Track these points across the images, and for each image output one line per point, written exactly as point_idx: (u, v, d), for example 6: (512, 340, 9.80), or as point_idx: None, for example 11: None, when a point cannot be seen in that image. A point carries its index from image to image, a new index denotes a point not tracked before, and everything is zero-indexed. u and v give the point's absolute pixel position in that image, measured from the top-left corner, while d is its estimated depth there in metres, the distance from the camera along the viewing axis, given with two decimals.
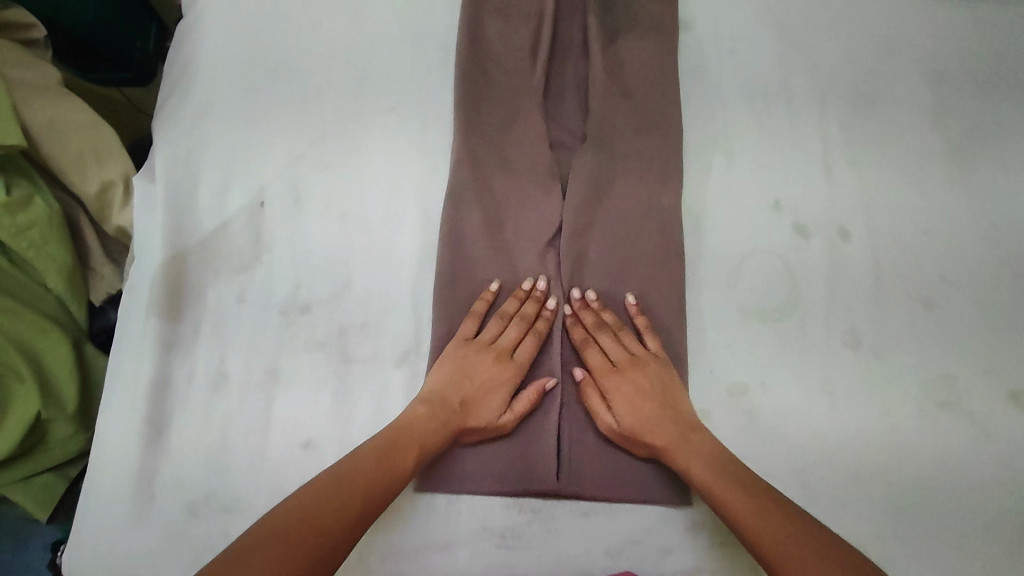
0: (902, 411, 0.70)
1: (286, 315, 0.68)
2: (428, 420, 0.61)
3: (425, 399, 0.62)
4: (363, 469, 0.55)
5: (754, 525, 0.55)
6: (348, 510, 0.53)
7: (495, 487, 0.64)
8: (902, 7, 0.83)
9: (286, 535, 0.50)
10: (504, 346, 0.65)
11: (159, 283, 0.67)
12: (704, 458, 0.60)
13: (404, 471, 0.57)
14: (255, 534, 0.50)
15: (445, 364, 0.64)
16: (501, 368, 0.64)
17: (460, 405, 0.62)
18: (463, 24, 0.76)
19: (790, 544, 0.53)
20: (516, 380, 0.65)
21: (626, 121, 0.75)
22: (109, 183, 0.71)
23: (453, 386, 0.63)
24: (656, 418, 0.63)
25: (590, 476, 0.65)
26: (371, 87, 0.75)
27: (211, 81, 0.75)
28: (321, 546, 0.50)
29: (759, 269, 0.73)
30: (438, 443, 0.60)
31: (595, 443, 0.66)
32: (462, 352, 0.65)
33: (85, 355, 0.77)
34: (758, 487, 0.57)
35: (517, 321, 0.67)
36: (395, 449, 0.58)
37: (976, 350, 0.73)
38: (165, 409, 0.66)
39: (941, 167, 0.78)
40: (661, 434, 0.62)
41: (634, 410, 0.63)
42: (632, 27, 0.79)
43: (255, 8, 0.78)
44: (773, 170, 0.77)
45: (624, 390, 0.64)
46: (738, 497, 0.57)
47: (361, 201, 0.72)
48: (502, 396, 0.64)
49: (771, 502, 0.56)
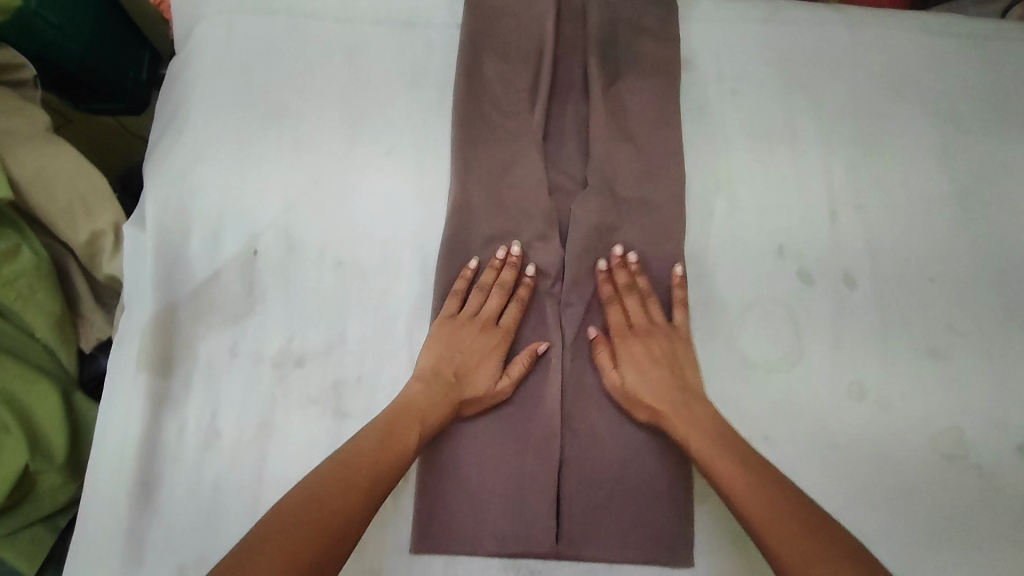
0: (908, 464, 0.69)
1: (279, 368, 0.67)
2: (428, 395, 0.62)
3: (420, 377, 0.64)
4: (365, 447, 0.58)
5: (749, 496, 0.57)
6: (351, 493, 0.54)
7: (498, 459, 0.65)
8: (908, 45, 0.82)
9: (298, 519, 0.52)
10: (487, 315, 0.67)
11: (149, 337, 0.66)
12: (703, 428, 0.62)
13: (406, 449, 0.59)
14: (271, 519, 0.52)
15: (434, 339, 0.66)
16: (488, 338, 0.66)
17: (456, 377, 0.64)
18: (461, 65, 0.75)
19: (778, 518, 0.55)
20: (504, 347, 0.67)
21: (628, 167, 0.74)
22: (99, 232, 0.70)
23: (445, 361, 0.65)
24: (658, 381, 0.65)
25: (596, 443, 0.66)
26: (367, 129, 0.74)
27: (202, 124, 0.73)
28: (332, 533, 0.52)
29: (761, 318, 0.72)
30: (438, 416, 0.62)
31: (600, 410, 0.67)
32: (448, 327, 0.66)
33: (74, 403, 0.75)
34: (752, 460, 0.60)
35: (497, 291, 0.68)
36: (397, 426, 0.60)
37: (983, 401, 0.71)
38: (155, 465, 0.64)
39: (947, 211, 0.77)
40: (666, 398, 0.64)
41: (640, 369, 0.65)
42: (633, 68, 0.77)
43: (247, 47, 0.76)
44: (776, 215, 0.76)
45: (634, 351, 0.66)
46: (729, 466, 0.59)
47: (356, 248, 0.70)
48: (492, 364, 0.65)
49: (767, 477, 0.58)
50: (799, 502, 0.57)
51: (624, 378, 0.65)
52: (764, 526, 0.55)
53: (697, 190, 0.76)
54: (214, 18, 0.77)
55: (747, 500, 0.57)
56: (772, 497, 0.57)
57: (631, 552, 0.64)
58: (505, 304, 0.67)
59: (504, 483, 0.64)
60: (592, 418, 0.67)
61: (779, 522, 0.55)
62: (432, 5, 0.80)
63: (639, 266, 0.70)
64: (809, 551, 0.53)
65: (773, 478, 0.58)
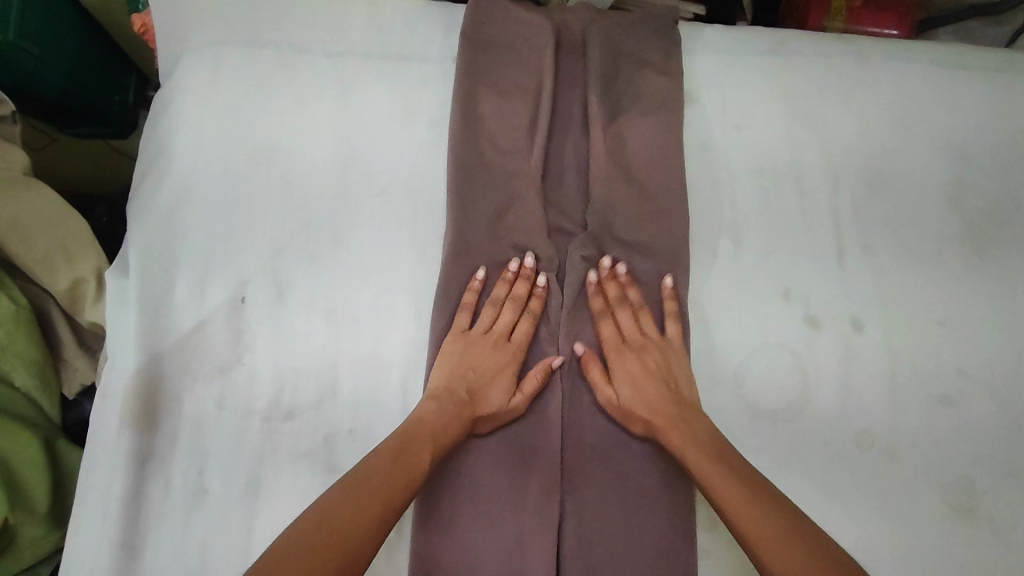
0: (917, 518, 0.67)
1: (268, 422, 0.64)
2: (441, 412, 0.61)
3: (432, 396, 0.62)
4: (379, 471, 0.55)
5: (749, 515, 0.55)
6: (366, 509, 0.52)
7: (499, 482, 0.63)
8: (918, 78, 0.80)
9: (310, 543, 0.49)
10: (499, 330, 0.66)
11: (132, 390, 0.63)
12: (697, 441, 0.60)
13: (420, 468, 0.57)
14: (285, 542, 0.49)
15: (446, 358, 0.64)
16: (500, 352, 0.65)
17: (469, 394, 0.62)
18: (458, 100, 0.72)
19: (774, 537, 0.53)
20: (514, 364, 0.65)
21: (631, 208, 0.72)
22: (81, 278, 0.69)
23: (458, 376, 0.63)
24: (649, 399, 0.63)
25: (598, 459, 0.65)
26: (359, 168, 0.71)
27: (187, 163, 0.70)
28: (343, 552, 0.49)
29: (767, 365, 0.70)
30: (452, 432, 0.60)
31: (600, 426, 0.66)
32: (458, 343, 0.65)
33: (58, 451, 0.73)
34: (749, 478, 0.58)
35: (511, 304, 0.67)
36: (412, 444, 0.58)
37: (995, 450, 0.69)
38: (139, 525, 0.62)
39: (958, 252, 0.75)
40: (661, 410, 0.63)
41: (636, 385, 0.64)
42: (634, 104, 0.75)
43: (234, 82, 0.73)
44: (783, 256, 0.73)
45: (629, 367, 0.65)
46: (728, 484, 0.57)
47: (348, 295, 0.68)
48: (506, 379, 0.64)
49: (764, 493, 0.56)
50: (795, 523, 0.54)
51: (617, 393, 0.65)
52: (761, 543, 0.53)
53: (701, 230, 0.73)
54: (200, 51, 0.74)
55: (745, 519, 0.55)
56: (768, 515, 0.55)
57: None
58: (520, 316, 0.67)
59: (502, 509, 0.62)
60: (591, 436, 0.66)
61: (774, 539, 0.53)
62: (427, 37, 0.77)
63: (629, 277, 0.69)
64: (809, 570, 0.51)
65: (766, 494, 0.57)
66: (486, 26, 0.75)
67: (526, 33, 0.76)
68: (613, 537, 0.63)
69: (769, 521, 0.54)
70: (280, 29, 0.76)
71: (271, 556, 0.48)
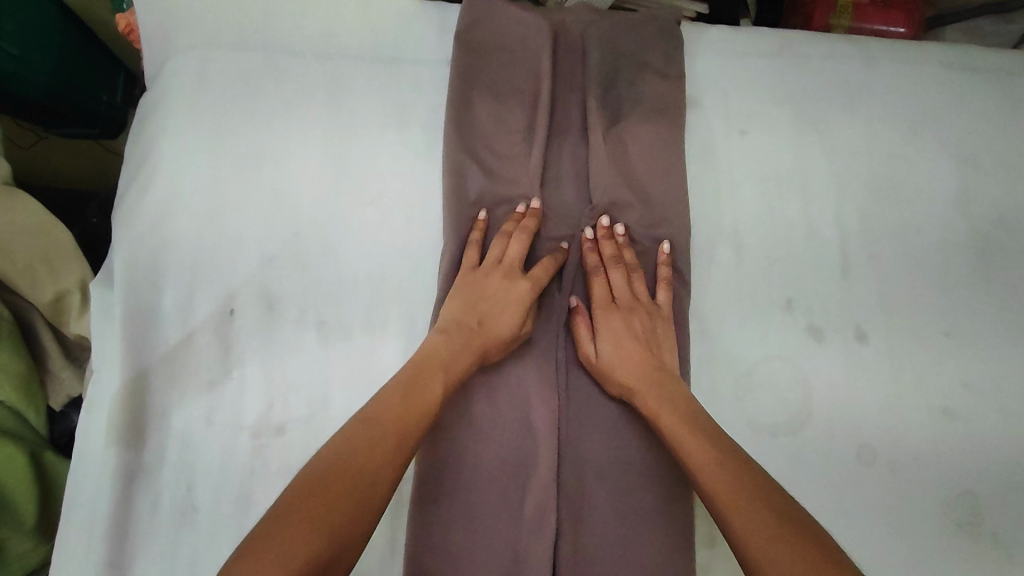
0: (924, 536, 0.64)
1: (258, 437, 0.62)
2: (450, 342, 0.59)
3: (441, 329, 0.60)
4: (390, 407, 0.53)
5: (720, 479, 0.52)
6: (378, 446, 0.50)
7: (497, 429, 0.62)
8: (923, 82, 0.79)
9: (321, 479, 0.47)
10: (511, 262, 0.64)
11: (118, 407, 0.62)
12: (673, 404, 0.58)
13: (433, 398, 0.55)
14: (297, 485, 0.46)
15: (455, 294, 0.63)
16: (511, 284, 0.63)
17: (480, 322, 0.61)
18: (451, 106, 0.70)
19: (746, 499, 0.50)
20: (534, 293, 0.63)
21: (634, 219, 0.70)
22: (64, 291, 0.70)
23: (468, 309, 0.62)
24: (638, 362, 0.61)
25: (595, 456, 0.63)
26: (351, 175, 0.69)
27: (173, 170, 0.68)
28: (358, 490, 0.47)
29: (770, 378, 0.68)
30: (462, 364, 0.59)
31: (598, 418, 0.64)
32: (469, 276, 0.64)
33: (45, 464, 0.71)
34: (717, 435, 0.55)
35: (519, 237, 0.66)
36: (423, 375, 0.56)
37: (1003, 463, 0.67)
38: (127, 544, 0.60)
39: (963, 260, 0.74)
40: (638, 374, 0.61)
41: (617, 344, 0.62)
42: (634, 109, 0.73)
43: (223, 87, 0.71)
44: (786, 264, 0.72)
45: (613, 325, 0.63)
46: (700, 447, 0.54)
47: (339, 306, 0.66)
48: (517, 309, 0.62)
49: (739, 459, 0.53)
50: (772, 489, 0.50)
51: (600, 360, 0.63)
52: (733, 504, 0.50)
53: (701, 238, 0.71)
54: (186, 54, 0.72)
55: (725, 483, 0.51)
56: (734, 472, 0.52)
57: (623, 538, 0.60)
58: (527, 252, 0.65)
59: (498, 509, 0.60)
60: (588, 432, 0.63)
61: (750, 502, 0.49)
62: (421, 38, 0.75)
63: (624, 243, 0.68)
64: (785, 542, 0.46)
65: (739, 458, 0.53)
66: (481, 28, 0.73)
67: (523, 34, 0.74)
68: (610, 504, 0.61)
69: (742, 486, 0.50)
70: (270, 30, 0.73)
71: (282, 503, 0.45)
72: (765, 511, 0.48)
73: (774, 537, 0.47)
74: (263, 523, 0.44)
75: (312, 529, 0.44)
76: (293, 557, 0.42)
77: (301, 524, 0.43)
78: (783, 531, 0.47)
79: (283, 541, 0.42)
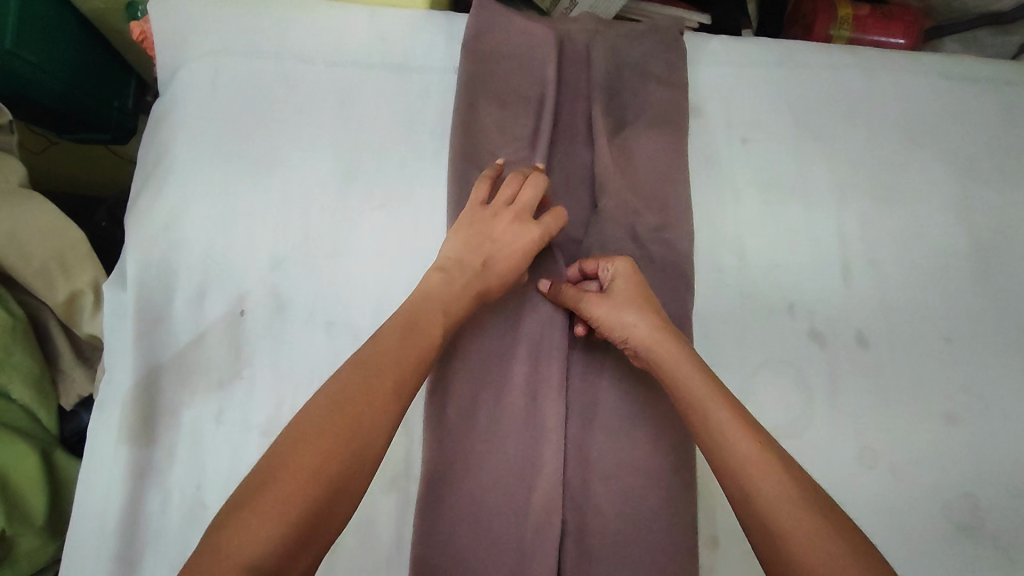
0: (925, 539, 0.65)
1: (266, 435, 0.63)
2: (451, 284, 0.60)
3: (441, 269, 0.61)
4: (390, 352, 0.53)
5: (732, 436, 0.52)
6: (377, 397, 0.51)
7: (513, 389, 0.64)
8: (923, 91, 0.81)
9: (319, 427, 0.48)
10: (522, 205, 0.65)
11: (130, 406, 0.63)
12: (693, 362, 0.57)
13: (432, 344, 0.56)
14: (295, 431, 0.48)
15: (462, 230, 0.64)
16: (519, 227, 0.64)
17: (483, 264, 0.62)
18: (458, 113, 0.72)
19: (755, 460, 0.51)
20: (540, 242, 0.65)
21: (638, 220, 0.71)
22: (78, 291, 0.72)
23: (472, 249, 0.62)
24: (645, 316, 0.60)
25: (603, 460, 0.63)
26: (360, 179, 0.71)
27: (186, 173, 0.69)
28: (358, 440, 0.48)
29: (772, 381, 0.68)
30: (461, 308, 0.59)
31: (609, 416, 0.64)
32: (477, 216, 0.65)
33: (55, 463, 0.72)
34: (729, 396, 0.55)
35: (532, 181, 0.66)
36: (423, 316, 0.57)
37: (1002, 466, 0.68)
38: (137, 540, 0.61)
39: (963, 266, 0.75)
40: (650, 328, 0.59)
41: (625, 297, 0.62)
42: (638, 117, 0.75)
43: (236, 93, 0.72)
44: (787, 269, 0.73)
45: (623, 285, 0.63)
46: (717, 406, 0.54)
47: (347, 307, 0.67)
48: (520, 254, 0.63)
49: (750, 420, 0.54)
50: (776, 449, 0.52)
51: (614, 326, 0.61)
52: (744, 460, 0.51)
53: (704, 243, 0.72)
54: (199, 61, 0.73)
55: (743, 447, 0.52)
56: (752, 430, 0.53)
57: (628, 495, 0.62)
58: (540, 196, 0.66)
59: (502, 506, 0.61)
60: (597, 426, 0.64)
61: (756, 455, 0.51)
62: (430, 48, 0.77)
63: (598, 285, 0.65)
64: (794, 499, 0.49)
65: (750, 423, 0.53)
66: (489, 36, 0.75)
67: (529, 44, 0.76)
68: (616, 466, 0.63)
69: (757, 443, 0.52)
70: (281, 38, 0.75)
71: (276, 451, 0.47)
72: (772, 468, 0.50)
73: (782, 496, 0.49)
74: (258, 471, 0.47)
75: (315, 480, 0.46)
76: (293, 511, 0.44)
77: (294, 472, 0.46)
78: (790, 487, 0.49)
79: (283, 497, 0.45)
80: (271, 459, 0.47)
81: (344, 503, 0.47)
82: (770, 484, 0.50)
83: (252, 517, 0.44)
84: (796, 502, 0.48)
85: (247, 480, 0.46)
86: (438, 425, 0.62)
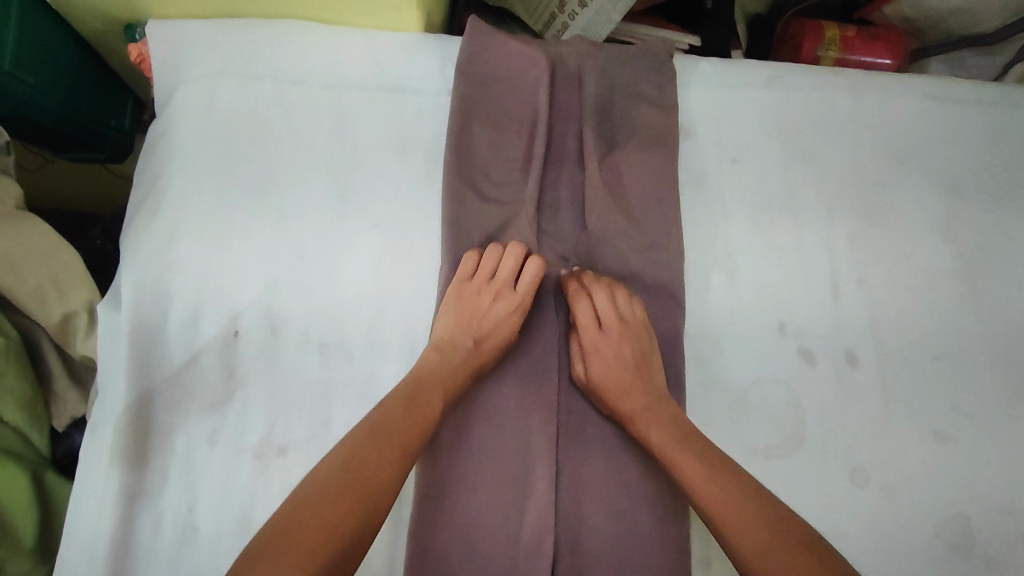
0: (916, 557, 0.65)
1: (260, 459, 0.63)
2: (446, 362, 0.62)
3: (436, 348, 0.63)
4: (395, 420, 0.56)
5: (712, 491, 0.57)
6: (387, 463, 0.53)
7: (510, 423, 0.63)
8: (910, 111, 0.82)
9: (335, 487, 0.51)
10: (504, 275, 0.68)
11: (123, 429, 0.63)
12: (664, 424, 0.61)
13: (433, 414, 0.59)
14: (311, 487, 0.50)
15: (449, 307, 0.66)
16: (506, 300, 0.67)
17: (476, 342, 0.65)
18: (451, 135, 0.72)
19: (741, 519, 0.55)
20: (523, 313, 0.67)
21: (626, 241, 0.73)
22: (72, 312, 0.72)
23: (462, 329, 0.65)
24: (635, 380, 0.64)
25: (593, 484, 0.63)
26: (355, 201, 0.71)
27: (181, 196, 0.70)
28: (372, 499, 0.51)
29: (762, 402, 0.69)
30: (457, 384, 0.62)
31: (598, 450, 0.64)
32: (463, 292, 0.67)
33: (47, 486, 0.71)
34: (709, 450, 0.59)
35: (511, 250, 0.69)
36: (423, 392, 0.59)
37: (992, 483, 0.68)
38: (128, 565, 0.61)
39: (951, 284, 0.76)
40: (615, 381, 0.64)
41: (608, 366, 0.66)
42: (629, 140, 0.76)
43: (232, 116, 0.73)
44: (777, 290, 0.73)
45: (603, 354, 0.66)
46: (688, 457, 0.59)
47: (340, 328, 0.67)
48: (510, 330, 0.66)
49: (729, 472, 0.58)
50: (762, 501, 0.56)
51: (606, 393, 0.65)
52: (733, 524, 0.55)
53: (695, 263, 0.73)
54: (196, 83, 0.74)
55: (714, 498, 0.56)
56: (728, 488, 0.56)
57: (621, 525, 0.62)
58: (521, 260, 0.68)
59: (496, 533, 0.60)
60: (587, 458, 0.64)
61: (740, 518, 0.55)
62: (425, 69, 0.78)
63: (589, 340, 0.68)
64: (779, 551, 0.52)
65: (732, 472, 0.58)
66: (483, 60, 0.76)
67: (523, 66, 0.76)
68: (606, 496, 0.63)
69: (740, 499, 0.56)
70: (276, 60, 0.75)
71: (293, 504, 0.49)
72: (756, 527, 0.54)
73: (764, 551, 0.53)
74: (275, 523, 0.48)
75: (332, 532, 0.48)
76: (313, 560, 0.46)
77: (313, 523, 0.48)
78: (774, 542, 0.53)
79: (303, 546, 0.46)
80: (290, 511, 0.49)
81: (356, 549, 0.49)
82: (754, 542, 0.53)
83: (276, 563, 0.45)
84: (778, 554, 0.52)
85: (264, 531, 0.48)
86: (430, 452, 0.62)
